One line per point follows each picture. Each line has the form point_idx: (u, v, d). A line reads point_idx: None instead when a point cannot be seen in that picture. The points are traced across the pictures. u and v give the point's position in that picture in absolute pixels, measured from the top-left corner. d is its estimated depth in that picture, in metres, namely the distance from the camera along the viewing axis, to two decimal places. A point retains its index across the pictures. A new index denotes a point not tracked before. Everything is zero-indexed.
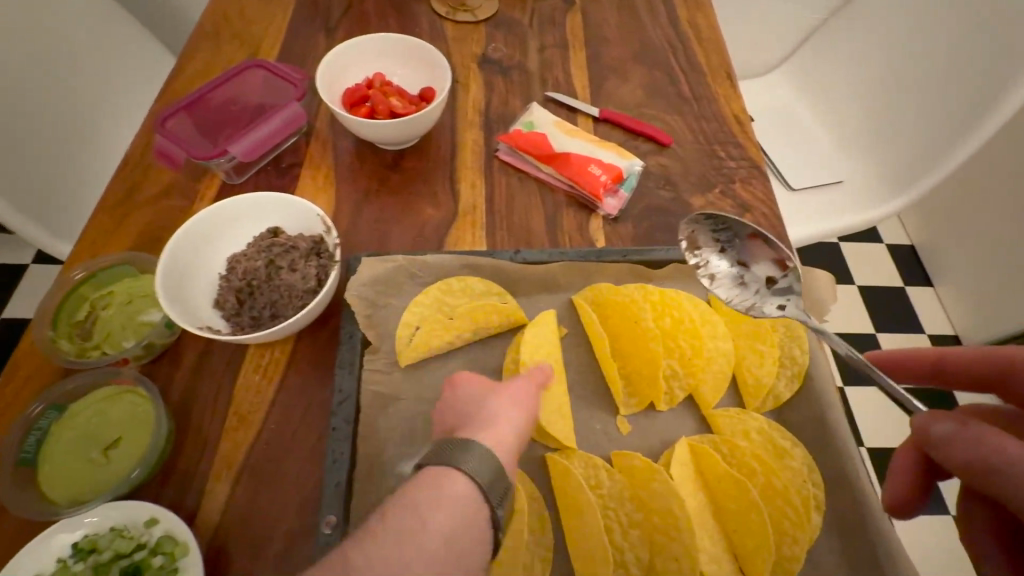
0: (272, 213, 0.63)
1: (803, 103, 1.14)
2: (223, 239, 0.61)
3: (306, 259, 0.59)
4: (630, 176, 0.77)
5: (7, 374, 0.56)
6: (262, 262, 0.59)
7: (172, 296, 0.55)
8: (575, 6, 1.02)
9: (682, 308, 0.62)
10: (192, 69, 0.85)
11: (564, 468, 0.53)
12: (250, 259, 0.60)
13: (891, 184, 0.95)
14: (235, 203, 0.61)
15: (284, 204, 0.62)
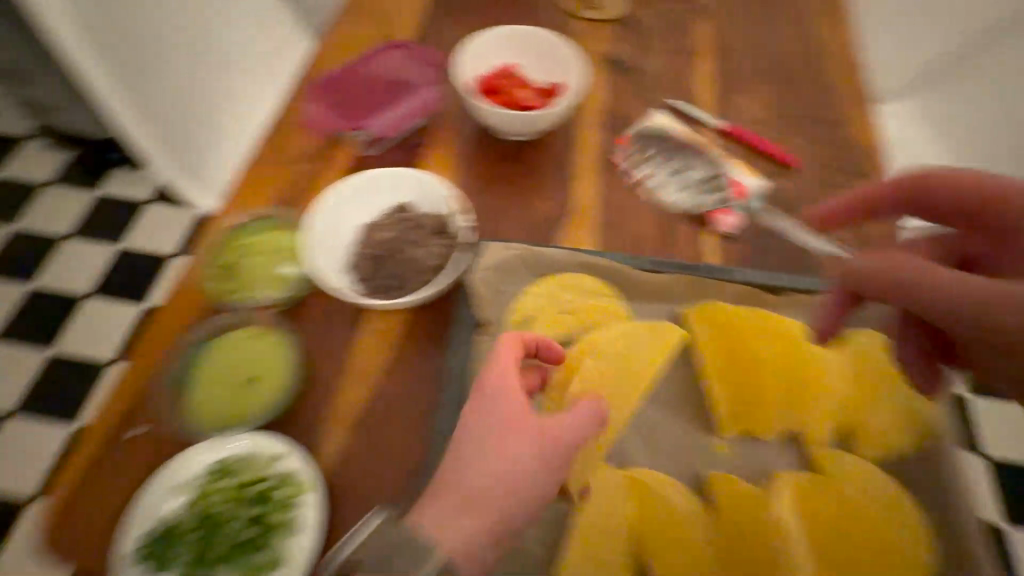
0: (405, 191, 0.67)
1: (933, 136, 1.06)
2: (358, 207, 0.66)
3: (434, 238, 0.63)
4: (755, 194, 0.75)
5: (165, 303, 0.63)
6: (394, 236, 0.63)
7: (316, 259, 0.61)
8: (704, 12, 0.99)
9: (801, 340, 0.60)
10: (332, 42, 0.90)
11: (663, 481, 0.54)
12: (382, 230, 0.64)
13: None
14: (375, 178, 0.66)
15: (417, 182, 0.66)
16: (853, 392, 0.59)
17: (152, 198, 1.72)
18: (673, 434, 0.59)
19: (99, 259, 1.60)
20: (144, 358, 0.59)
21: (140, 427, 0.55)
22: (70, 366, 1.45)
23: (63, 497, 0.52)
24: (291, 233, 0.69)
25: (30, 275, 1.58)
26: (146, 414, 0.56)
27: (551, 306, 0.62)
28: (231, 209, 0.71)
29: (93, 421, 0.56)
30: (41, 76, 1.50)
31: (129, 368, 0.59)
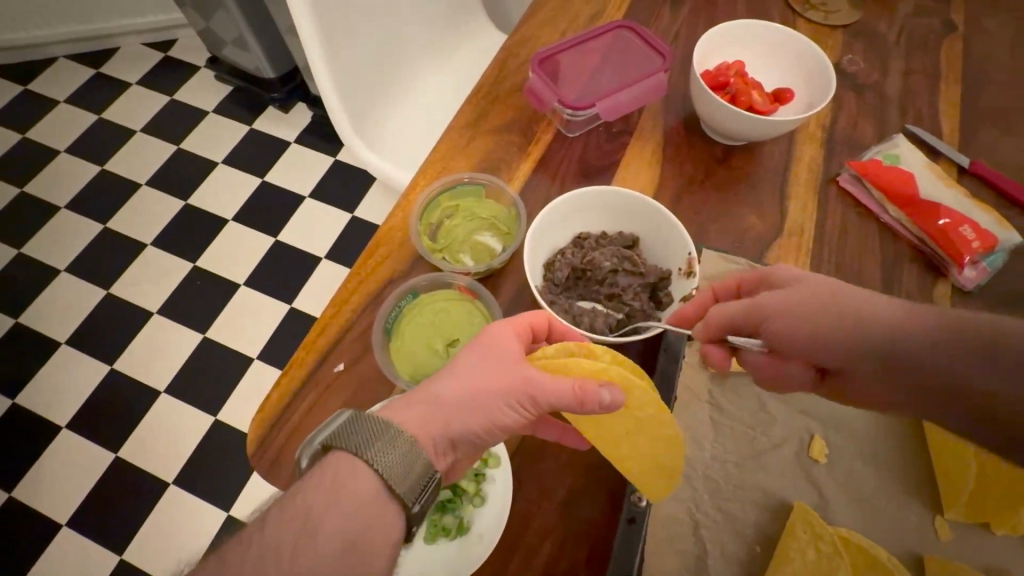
0: (636, 225, 0.62)
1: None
2: (594, 211, 0.61)
3: (645, 295, 0.59)
4: (1002, 249, 0.64)
5: (371, 249, 0.64)
6: (611, 265, 0.59)
7: (530, 251, 0.58)
8: (954, 31, 0.87)
9: None
10: (543, 13, 0.88)
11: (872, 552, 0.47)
12: (597, 251, 0.60)
13: None
14: (616, 197, 0.60)
15: (665, 232, 0.59)
16: None
17: (299, 139, 1.81)
18: (886, 506, 0.52)
19: (246, 187, 1.71)
20: (352, 299, 0.61)
21: (342, 364, 0.57)
22: (208, 281, 1.56)
23: (269, 415, 0.55)
24: (496, 203, 0.69)
25: (183, 190, 1.71)
26: (349, 353, 0.58)
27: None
28: (435, 166, 0.71)
29: (302, 347, 0.58)
30: (231, 11, 1.55)
31: (335, 306, 0.60)
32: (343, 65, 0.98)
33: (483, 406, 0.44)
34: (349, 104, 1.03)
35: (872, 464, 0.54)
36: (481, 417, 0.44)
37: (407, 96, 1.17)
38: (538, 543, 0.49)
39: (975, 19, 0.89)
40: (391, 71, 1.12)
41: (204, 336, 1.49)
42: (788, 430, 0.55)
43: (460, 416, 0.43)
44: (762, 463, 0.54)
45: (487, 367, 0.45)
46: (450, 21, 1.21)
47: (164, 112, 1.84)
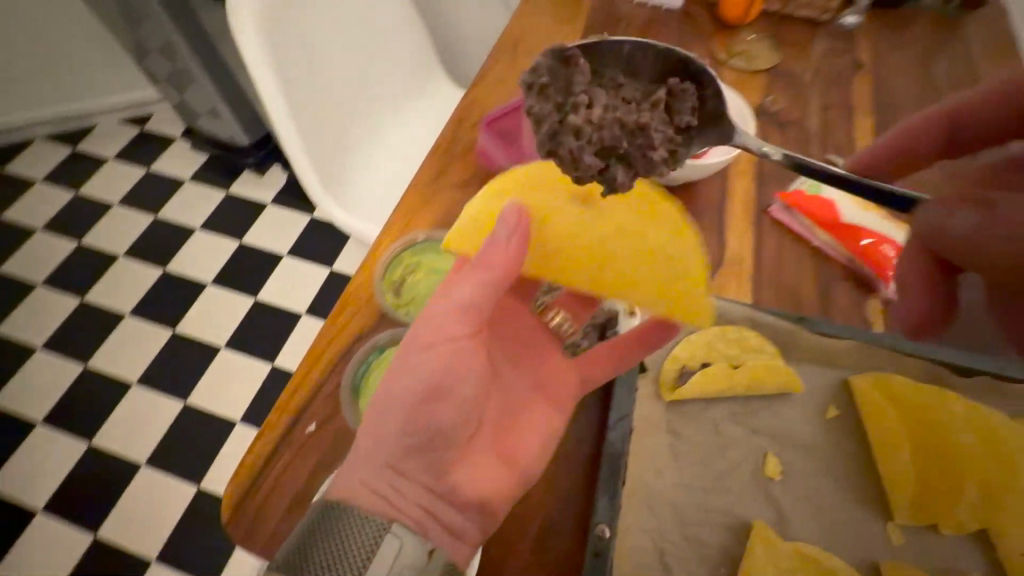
0: None
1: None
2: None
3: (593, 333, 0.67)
4: None
5: (339, 309, 0.67)
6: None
7: None
8: (863, 68, 0.96)
9: (998, 431, 0.54)
10: (492, 78, 0.95)
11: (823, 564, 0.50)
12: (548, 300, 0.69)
13: None
14: None
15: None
16: None
17: (276, 200, 1.86)
18: (841, 516, 0.55)
19: (224, 250, 1.75)
20: (322, 359, 0.63)
21: (314, 424, 0.59)
22: (188, 346, 1.57)
23: (244, 481, 0.56)
24: (455, 256, 0.72)
25: (162, 259, 1.73)
26: (320, 412, 0.60)
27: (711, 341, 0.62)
28: (397, 225, 0.76)
29: (275, 409, 0.60)
30: (204, 84, 1.64)
31: (306, 367, 0.63)
32: (308, 134, 1.04)
33: (425, 360, 0.51)
34: (319, 170, 1.08)
35: (825, 476, 0.57)
36: (434, 371, 0.51)
37: (375, 156, 1.23)
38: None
39: (882, 55, 0.98)
40: (357, 135, 1.19)
41: (186, 404, 1.48)
42: (744, 450, 0.58)
43: (421, 388, 0.50)
44: (723, 485, 0.56)
45: (423, 347, 0.52)
46: (410, 84, 1.30)
47: (142, 184, 1.89)
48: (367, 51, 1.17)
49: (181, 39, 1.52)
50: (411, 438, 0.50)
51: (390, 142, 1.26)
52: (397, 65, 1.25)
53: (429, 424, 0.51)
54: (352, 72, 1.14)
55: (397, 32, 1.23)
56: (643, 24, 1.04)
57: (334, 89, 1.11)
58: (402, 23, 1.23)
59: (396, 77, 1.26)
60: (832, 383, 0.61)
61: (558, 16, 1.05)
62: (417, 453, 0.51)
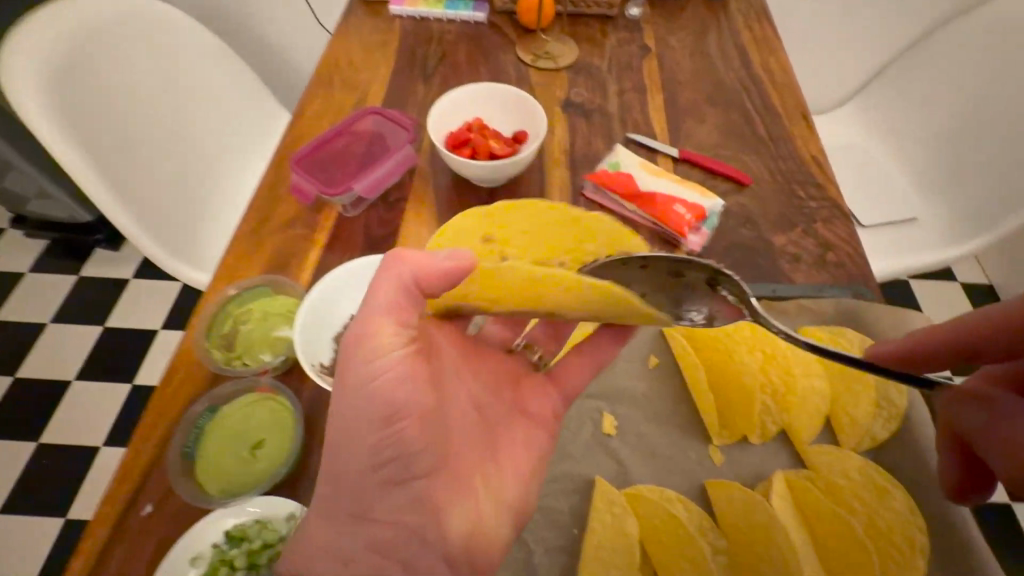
0: None
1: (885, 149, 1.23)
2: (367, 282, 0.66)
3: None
4: (712, 215, 0.80)
5: (166, 381, 0.64)
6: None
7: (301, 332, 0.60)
8: (649, 52, 1.08)
9: (772, 343, 0.64)
10: (310, 114, 0.95)
11: (650, 500, 0.55)
12: None
13: (962, 210, 1.05)
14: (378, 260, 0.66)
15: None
16: (829, 388, 0.62)
17: (137, 274, 1.71)
18: (667, 453, 0.61)
19: (83, 340, 1.57)
20: (150, 436, 0.60)
21: (151, 505, 0.56)
22: (56, 456, 1.39)
23: None
24: (288, 296, 0.71)
25: (9, 365, 1.53)
26: (156, 492, 0.56)
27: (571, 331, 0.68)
28: (224, 278, 0.73)
29: (104, 501, 0.56)
30: (21, 167, 1.48)
31: (134, 449, 0.59)
32: (137, 204, 0.95)
33: (381, 391, 0.44)
34: (159, 237, 0.98)
35: (654, 422, 0.63)
36: (391, 398, 0.44)
37: (226, 213, 1.16)
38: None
39: (663, 39, 1.11)
40: (198, 194, 1.12)
41: (68, 518, 1.31)
42: (583, 417, 0.63)
43: (384, 407, 0.44)
44: (568, 454, 0.60)
45: (355, 381, 0.44)
46: (252, 136, 1.26)
47: None
48: (192, 106, 1.13)
49: None
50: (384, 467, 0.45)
51: (241, 196, 1.20)
52: (230, 117, 1.22)
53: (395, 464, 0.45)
54: (174, 133, 1.09)
55: (226, 80, 1.21)
56: (453, 39, 1.09)
57: (156, 148, 1.04)
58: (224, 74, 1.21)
59: (233, 127, 1.22)
60: (651, 337, 0.68)
61: (372, 43, 1.08)
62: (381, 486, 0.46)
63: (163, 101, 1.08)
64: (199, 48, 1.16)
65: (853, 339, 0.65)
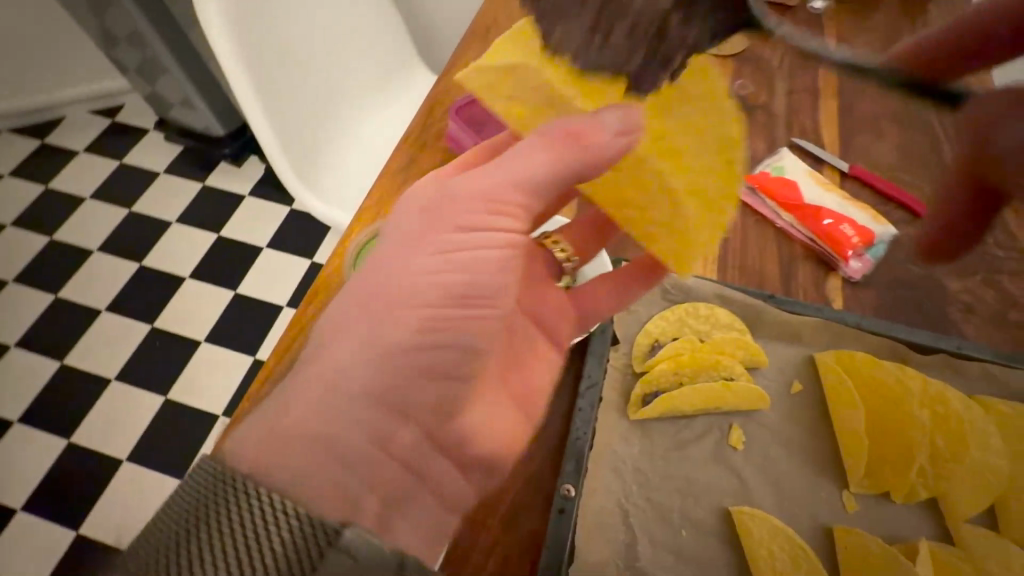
0: None
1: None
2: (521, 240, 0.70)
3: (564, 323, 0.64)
4: (880, 242, 0.72)
5: (310, 300, 0.68)
6: None
7: None
8: (827, 53, 0.97)
9: (952, 404, 0.57)
10: (465, 65, 0.93)
11: (751, 534, 0.53)
12: None
13: None
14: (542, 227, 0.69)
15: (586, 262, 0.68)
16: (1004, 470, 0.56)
17: (255, 192, 1.77)
18: (794, 485, 0.58)
19: (201, 243, 1.67)
20: (295, 346, 0.64)
21: None
22: (168, 342, 1.50)
23: None
24: None
25: (141, 254, 1.65)
26: None
27: (672, 382, 0.60)
28: (370, 211, 0.76)
29: (250, 394, 0.62)
30: (176, 74, 1.56)
31: (277, 356, 0.63)
32: (287, 132, 1.00)
33: (398, 311, 0.48)
34: (292, 156, 1.02)
35: (785, 448, 0.59)
36: (408, 300, 0.48)
37: (348, 140, 1.16)
38: (491, 470, 0.54)
39: (847, 40, 0.99)
40: (329, 117, 1.11)
41: (166, 399, 1.42)
42: (709, 423, 0.60)
43: (397, 303, 0.48)
44: (685, 454, 0.59)
45: (399, 298, 0.49)
46: (387, 64, 1.23)
47: (113, 177, 1.80)
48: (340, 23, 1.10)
49: (151, 28, 1.46)
50: (470, 226, 0.51)
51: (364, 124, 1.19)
52: (369, 39, 1.17)
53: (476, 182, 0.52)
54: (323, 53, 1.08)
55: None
56: None
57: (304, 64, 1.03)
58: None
59: (369, 47, 1.18)
60: (796, 359, 0.64)
61: None
62: (465, 303, 0.50)
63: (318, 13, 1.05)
64: None
65: None
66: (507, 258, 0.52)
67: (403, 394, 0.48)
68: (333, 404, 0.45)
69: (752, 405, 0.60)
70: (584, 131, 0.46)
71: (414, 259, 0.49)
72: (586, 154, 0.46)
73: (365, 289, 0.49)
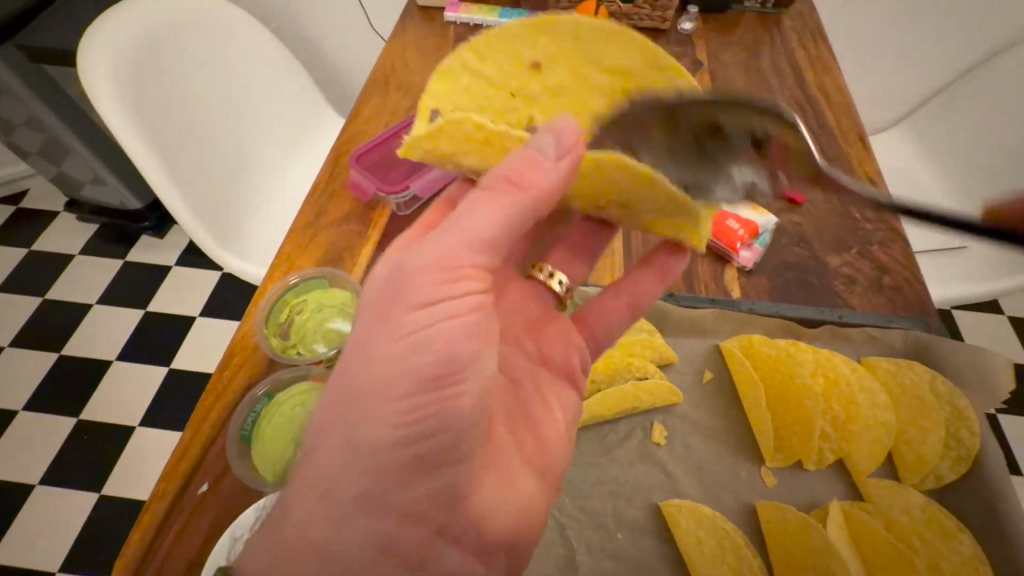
0: None
1: (934, 163, 1.14)
2: None
3: None
4: (765, 232, 0.73)
5: (223, 364, 0.66)
6: None
7: None
8: (700, 67, 1.07)
9: (837, 371, 0.62)
10: (367, 115, 0.96)
11: (680, 525, 0.55)
12: None
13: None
14: None
15: None
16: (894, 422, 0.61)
17: (181, 261, 1.71)
18: (716, 470, 0.61)
19: (125, 322, 1.58)
20: (211, 417, 0.62)
21: (207, 483, 0.58)
22: (96, 432, 1.39)
23: (132, 556, 0.54)
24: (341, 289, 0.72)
25: (60, 343, 1.54)
26: (211, 471, 0.58)
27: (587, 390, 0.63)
28: (281, 266, 0.76)
29: (165, 472, 0.59)
30: (81, 153, 1.51)
31: (193, 429, 0.61)
32: (199, 201, 0.98)
33: (373, 401, 0.42)
34: (209, 224, 0.99)
35: (703, 435, 0.62)
36: (384, 385, 0.42)
37: (270, 198, 1.15)
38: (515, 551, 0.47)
39: (715, 54, 1.10)
40: (244, 179, 1.10)
41: (100, 494, 1.31)
42: (631, 423, 0.63)
43: (373, 394, 0.42)
44: (611, 458, 0.61)
45: (374, 386, 0.42)
46: (299, 118, 1.23)
47: (21, 266, 1.69)
48: (237, 89, 1.11)
49: (46, 109, 1.41)
50: (432, 299, 0.43)
51: (284, 179, 1.17)
52: (273, 98, 1.18)
53: (426, 247, 0.44)
54: (226, 120, 1.08)
55: (268, 60, 1.16)
56: None
57: (205, 134, 1.03)
58: (271, 57, 1.17)
59: (275, 105, 1.18)
60: (704, 350, 0.68)
61: (425, 47, 1.08)
62: (442, 385, 0.42)
63: (210, 84, 1.06)
64: (238, 34, 1.11)
65: (925, 376, 0.62)
66: (478, 325, 0.44)
67: (393, 491, 0.42)
68: (330, 516, 0.41)
69: (668, 399, 0.63)
70: (522, 171, 0.42)
71: (381, 334, 0.44)
72: (528, 197, 0.43)
73: (340, 386, 0.44)
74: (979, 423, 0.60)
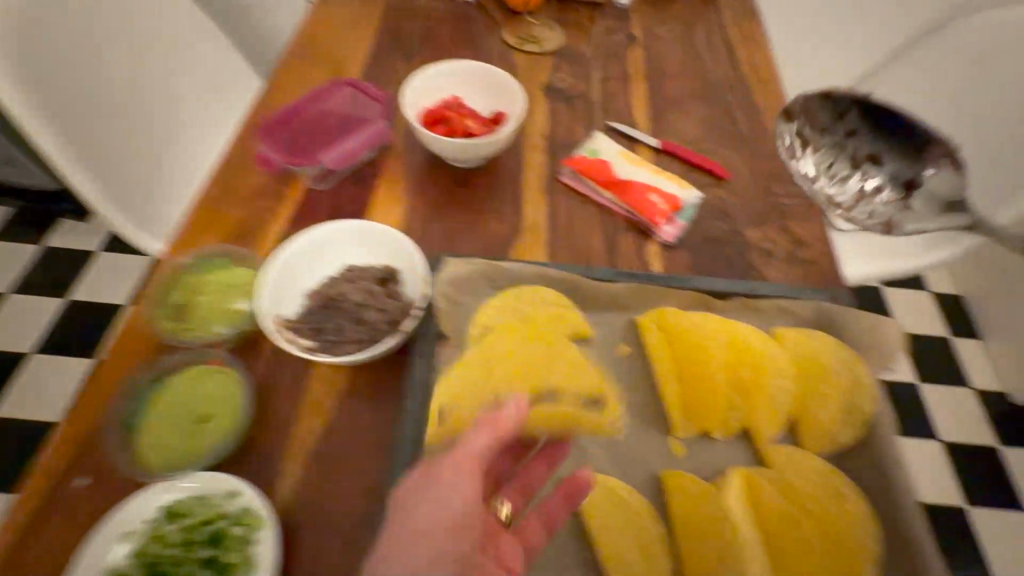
0: (381, 254, 0.68)
1: None
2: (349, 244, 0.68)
3: (386, 323, 0.62)
4: (689, 207, 0.76)
5: (109, 351, 0.61)
6: (356, 300, 0.64)
7: (272, 292, 0.63)
8: (634, 42, 1.06)
9: (744, 341, 0.63)
10: (287, 87, 0.91)
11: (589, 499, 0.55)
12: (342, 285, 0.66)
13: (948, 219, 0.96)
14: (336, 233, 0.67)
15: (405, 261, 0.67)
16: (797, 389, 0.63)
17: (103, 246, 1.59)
18: (629, 441, 0.61)
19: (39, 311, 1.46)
20: (93, 408, 0.56)
21: (86, 478, 0.53)
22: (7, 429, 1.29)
23: None
24: (244, 268, 0.68)
25: None
26: (90, 465, 0.53)
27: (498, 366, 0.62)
28: (181, 244, 0.71)
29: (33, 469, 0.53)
30: None
31: (71, 421, 0.55)
32: (107, 176, 0.83)
33: None
34: (120, 203, 0.84)
35: (618, 407, 0.62)
36: None
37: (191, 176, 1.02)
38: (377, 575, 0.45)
39: (650, 30, 1.09)
40: (161, 153, 0.97)
41: None
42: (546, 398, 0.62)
43: None
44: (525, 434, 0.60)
45: None
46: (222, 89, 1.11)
47: None
48: (150, 48, 0.96)
49: None
50: None
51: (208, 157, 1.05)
52: (194, 63, 1.05)
53: None
54: (137, 84, 0.93)
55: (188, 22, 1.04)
56: (436, 16, 1.05)
57: (112, 97, 0.88)
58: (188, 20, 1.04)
59: (196, 72, 1.06)
60: (621, 324, 0.68)
61: (352, 16, 1.03)
62: None
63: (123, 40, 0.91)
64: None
65: (825, 344, 0.64)
66: None
67: None
68: None
69: (583, 372, 0.63)
70: None
71: None
72: None
73: None
74: (874, 387, 0.62)
